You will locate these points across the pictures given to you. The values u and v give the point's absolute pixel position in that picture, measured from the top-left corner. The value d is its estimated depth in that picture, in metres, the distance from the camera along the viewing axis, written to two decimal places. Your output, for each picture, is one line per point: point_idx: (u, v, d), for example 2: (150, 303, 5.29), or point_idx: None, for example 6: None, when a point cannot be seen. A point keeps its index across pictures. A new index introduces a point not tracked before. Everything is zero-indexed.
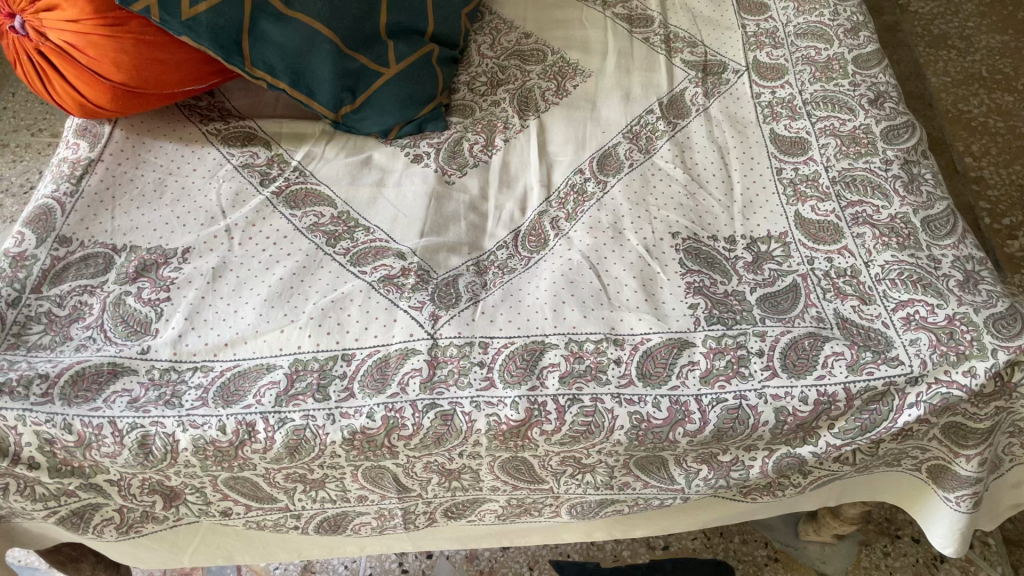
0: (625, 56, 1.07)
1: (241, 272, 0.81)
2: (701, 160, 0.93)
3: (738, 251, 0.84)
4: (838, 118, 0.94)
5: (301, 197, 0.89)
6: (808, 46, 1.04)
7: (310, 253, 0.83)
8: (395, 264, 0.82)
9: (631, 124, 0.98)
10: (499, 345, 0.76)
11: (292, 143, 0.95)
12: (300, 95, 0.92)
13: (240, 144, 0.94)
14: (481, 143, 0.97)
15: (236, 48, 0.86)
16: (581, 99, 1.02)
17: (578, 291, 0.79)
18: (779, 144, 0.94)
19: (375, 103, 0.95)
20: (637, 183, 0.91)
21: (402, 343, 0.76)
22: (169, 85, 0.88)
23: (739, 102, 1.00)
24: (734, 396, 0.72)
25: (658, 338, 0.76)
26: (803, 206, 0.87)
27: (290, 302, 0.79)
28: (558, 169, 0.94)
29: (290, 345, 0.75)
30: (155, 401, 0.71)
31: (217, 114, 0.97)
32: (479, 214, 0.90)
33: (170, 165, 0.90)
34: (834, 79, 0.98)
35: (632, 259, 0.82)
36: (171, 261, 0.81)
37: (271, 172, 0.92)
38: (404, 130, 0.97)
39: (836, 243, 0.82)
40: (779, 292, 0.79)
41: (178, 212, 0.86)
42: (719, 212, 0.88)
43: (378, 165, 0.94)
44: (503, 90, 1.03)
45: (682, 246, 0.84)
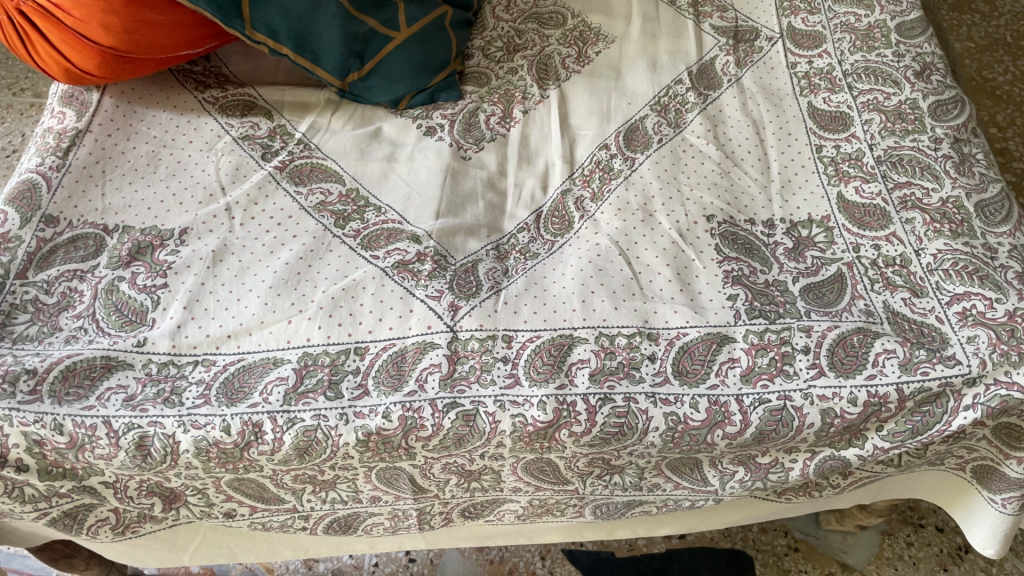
0: (650, 20, 1.00)
1: (243, 256, 0.75)
2: (734, 136, 0.87)
3: (777, 237, 0.78)
4: (882, 91, 0.87)
5: (307, 173, 0.83)
6: (847, 13, 0.97)
7: (318, 235, 0.78)
8: (410, 248, 0.76)
9: (659, 95, 0.92)
10: (524, 339, 0.70)
11: (295, 112, 0.88)
12: (304, 60, 0.85)
13: (239, 113, 0.87)
14: (499, 115, 0.90)
15: (236, 9, 0.79)
16: (605, 67, 0.95)
17: (608, 280, 0.74)
18: (819, 119, 0.88)
19: (385, 69, 0.88)
20: (667, 161, 0.85)
21: (419, 336, 0.70)
22: (162, 50, 0.81)
23: (774, 72, 0.94)
24: (778, 396, 0.67)
25: (696, 332, 0.70)
26: (846, 188, 0.81)
27: (297, 289, 0.73)
28: (581, 144, 0.88)
29: (299, 337, 0.70)
30: (154, 399, 0.66)
31: (214, 81, 0.90)
32: (498, 192, 0.84)
33: (165, 136, 0.84)
34: (875, 49, 0.92)
35: (665, 245, 0.77)
36: (167, 243, 0.75)
37: (273, 145, 0.85)
38: (415, 99, 0.91)
39: (883, 228, 0.77)
40: (823, 282, 0.74)
41: (174, 189, 0.79)
42: (756, 193, 0.82)
43: (388, 138, 0.88)
44: (520, 56, 0.96)
45: (718, 231, 0.78)
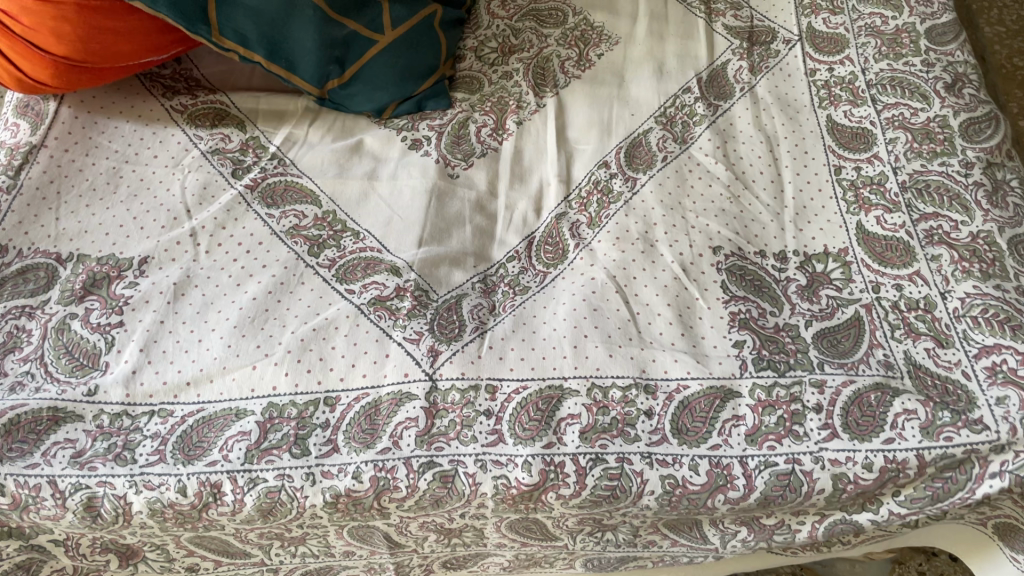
0: (658, 19, 0.92)
1: (207, 290, 0.69)
2: (745, 154, 0.80)
3: (789, 272, 0.72)
4: (909, 106, 0.80)
5: (280, 193, 0.76)
6: (872, 14, 0.89)
7: (290, 264, 0.71)
8: (388, 281, 0.70)
9: (665, 106, 0.84)
10: (509, 389, 0.64)
11: (271, 123, 0.82)
12: (278, 68, 0.79)
13: (209, 124, 0.80)
14: (490, 126, 0.83)
15: (202, 15, 0.73)
16: (607, 72, 0.88)
17: (603, 322, 0.67)
18: (838, 136, 0.80)
19: (368, 76, 0.81)
20: (671, 182, 0.78)
21: (395, 385, 0.64)
22: (122, 57, 0.74)
23: (791, 80, 0.86)
24: (786, 459, 0.61)
25: (698, 386, 0.64)
26: (866, 217, 0.74)
27: (264, 329, 0.67)
28: (579, 161, 0.81)
29: (264, 385, 0.64)
30: (104, 455, 0.60)
31: (184, 86, 0.83)
32: (487, 215, 0.77)
33: (128, 150, 0.77)
34: (903, 56, 0.84)
35: (666, 281, 0.70)
36: (125, 275, 0.69)
37: (245, 160, 0.78)
38: (401, 108, 0.84)
39: (906, 266, 0.70)
40: (838, 327, 0.67)
41: (135, 211, 0.73)
42: (768, 221, 0.75)
43: (370, 151, 0.81)
44: (515, 58, 0.89)
45: (725, 265, 0.71)
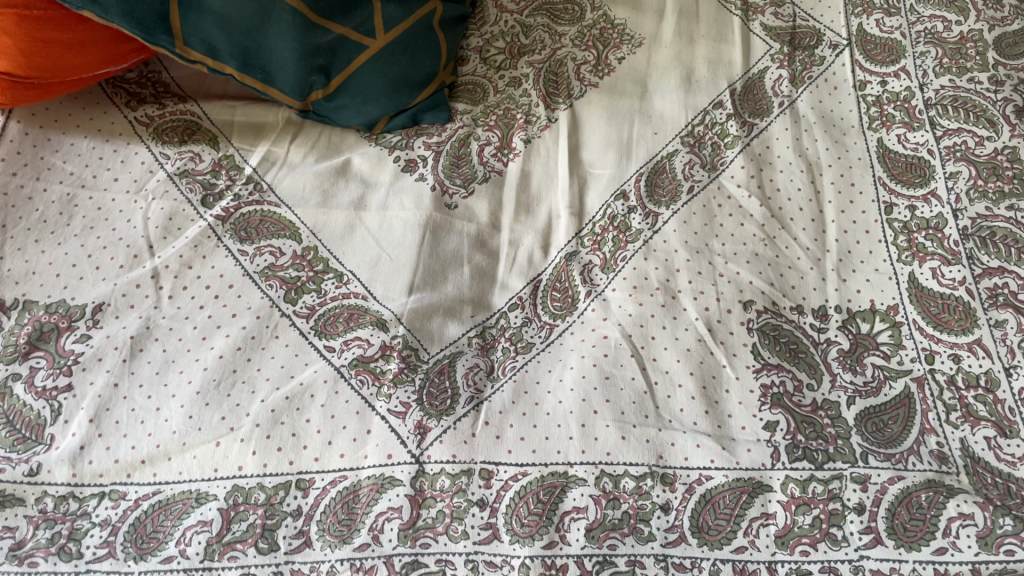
0: (688, 17, 0.82)
1: (168, 345, 0.61)
2: (782, 185, 0.70)
3: (830, 333, 0.63)
4: (973, 133, 0.70)
5: (255, 225, 0.68)
6: (933, 17, 0.78)
7: (262, 313, 0.63)
8: (373, 338, 0.62)
9: (692, 123, 0.75)
10: (506, 476, 0.56)
11: (247, 138, 0.73)
12: (253, 80, 0.69)
13: (178, 139, 0.71)
14: (494, 144, 0.74)
15: (163, 24, 0.63)
16: (629, 80, 0.78)
17: (615, 394, 0.59)
18: (890, 166, 0.71)
19: (356, 87, 0.71)
20: (697, 219, 0.69)
21: (377, 468, 0.56)
22: (73, 71, 0.65)
23: (837, 94, 0.76)
24: (821, 568, 0.52)
25: (721, 478, 0.56)
26: (921, 267, 0.65)
27: (231, 396, 0.59)
28: (593, 188, 0.72)
29: (228, 465, 0.56)
30: (46, 548, 0.53)
31: (150, 92, 0.74)
32: (488, 253, 0.69)
33: (85, 172, 0.69)
34: (967, 71, 0.74)
35: (689, 344, 0.62)
36: (77, 326, 0.61)
37: (217, 183, 0.70)
38: (394, 121, 0.74)
39: (966, 333, 0.61)
40: (885, 407, 0.59)
41: (90, 247, 0.65)
42: (807, 269, 0.66)
43: (358, 174, 0.72)
44: (525, 61, 0.79)
45: (756, 324, 0.63)
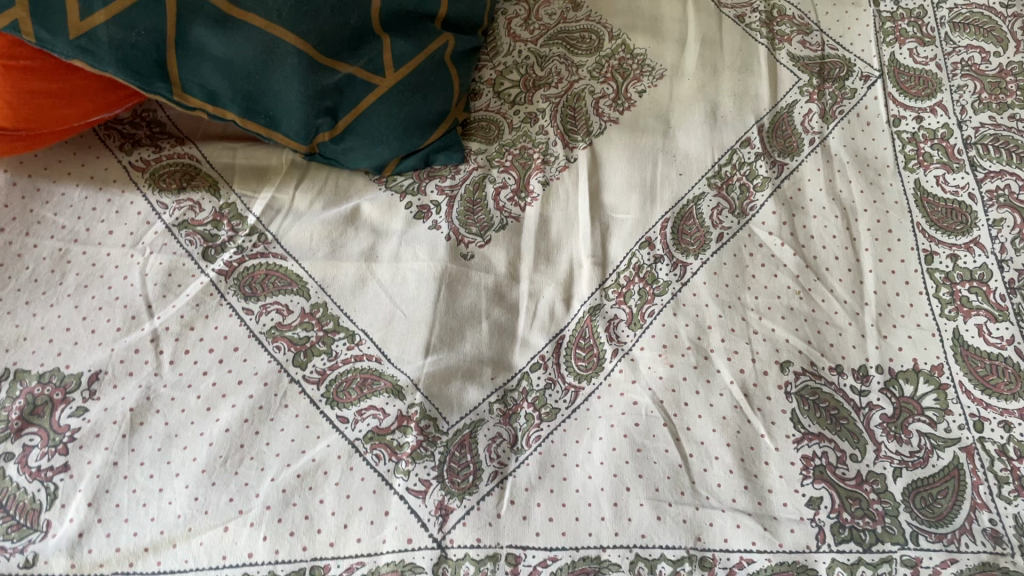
0: (712, 45, 0.77)
1: (170, 417, 0.57)
2: (816, 232, 0.67)
3: (872, 396, 0.59)
4: (1017, 176, 0.67)
5: (260, 280, 0.64)
6: (970, 46, 0.75)
7: (270, 379, 0.59)
8: (388, 407, 0.59)
9: (719, 163, 0.71)
10: (535, 561, 0.52)
11: (249, 183, 0.69)
12: (257, 125, 0.65)
13: (175, 187, 0.67)
14: (511, 187, 0.70)
15: (160, 71, 0.59)
16: (651, 115, 0.74)
17: (648, 469, 0.56)
18: (929, 211, 0.67)
19: (365, 129, 0.67)
20: (728, 270, 0.65)
21: (396, 554, 0.52)
22: (63, 119, 0.61)
23: (870, 129, 0.72)
24: None
25: (764, 562, 0.52)
26: (966, 324, 0.62)
27: (238, 475, 0.55)
28: (617, 235, 0.68)
29: (237, 552, 0.52)
30: None
31: (145, 133, 0.70)
32: (507, 307, 0.65)
33: (77, 225, 0.65)
34: (1008, 108, 0.70)
35: (724, 411, 0.58)
36: (72, 397, 0.57)
37: (218, 235, 0.66)
38: (404, 164, 0.70)
39: (1016, 398, 0.58)
40: (933, 480, 0.56)
41: (84, 308, 0.61)
42: (846, 324, 0.62)
43: (368, 222, 0.68)
44: (541, 95, 0.75)
45: (794, 388, 0.59)
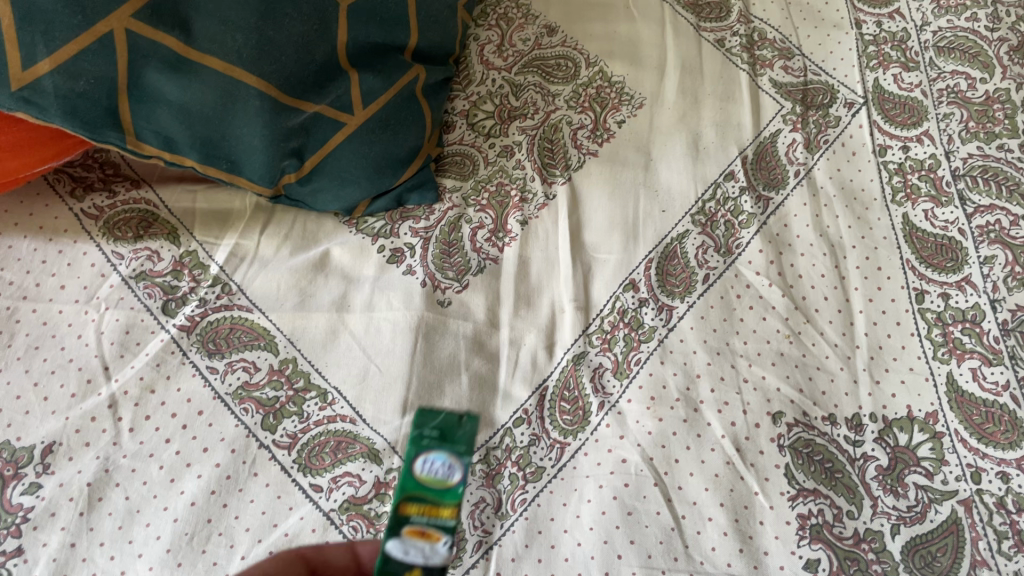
0: (691, 72, 0.75)
1: (131, 491, 0.53)
2: (804, 270, 0.65)
3: (867, 446, 0.57)
4: (1007, 211, 0.65)
5: (225, 335, 0.60)
6: (955, 72, 0.73)
7: (238, 445, 0.56)
8: (365, 473, 0.56)
9: (703, 198, 0.68)
10: None
11: (211, 229, 0.65)
12: (217, 171, 0.61)
13: (131, 235, 0.63)
14: (488, 227, 0.67)
15: (112, 119, 0.55)
16: (631, 147, 0.71)
17: (640, 534, 0.53)
18: (919, 247, 0.65)
19: (333, 170, 0.64)
20: (715, 314, 0.63)
21: None
22: (8, 171, 0.57)
23: (856, 161, 0.70)
24: None
25: None
26: (959, 367, 0.60)
27: (206, 553, 0.51)
28: (599, 276, 0.65)
29: None
30: None
31: (98, 176, 0.66)
32: (487, 356, 0.61)
33: (27, 280, 0.61)
34: (996, 137, 0.69)
35: (717, 468, 0.56)
36: (24, 473, 0.53)
37: (179, 286, 0.62)
38: (375, 204, 0.67)
39: (1014, 447, 0.57)
40: (932, 536, 0.54)
41: (36, 373, 0.57)
42: (838, 370, 0.60)
43: (339, 268, 0.65)
44: (517, 127, 0.72)
45: (787, 440, 0.57)
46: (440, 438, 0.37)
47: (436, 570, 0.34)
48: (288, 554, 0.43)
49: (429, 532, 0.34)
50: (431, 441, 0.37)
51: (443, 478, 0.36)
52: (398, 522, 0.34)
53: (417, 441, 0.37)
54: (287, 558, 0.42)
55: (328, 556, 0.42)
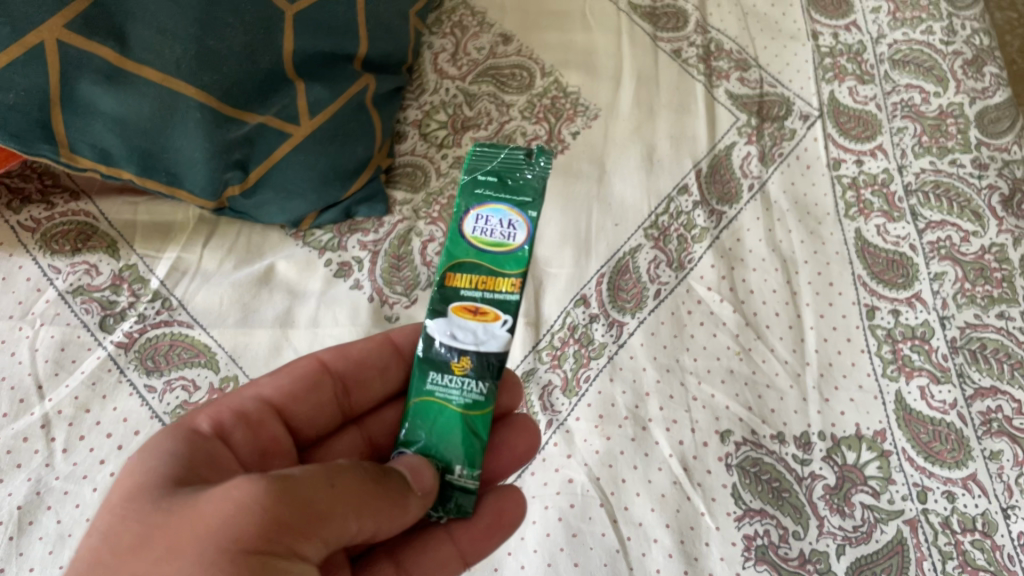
0: (647, 83, 0.74)
1: (63, 515, 0.52)
2: (756, 286, 0.64)
3: (814, 465, 0.57)
4: (958, 227, 0.65)
5: (163, 352, 0.59)
6: (909, 86, 0.73)
7: None
8: None
9: (656, 212, 0.68)
10: None
11: (152, 241, 0.63)
12: (156, 183, 0.60)
13: (69, 248, 0.62)
14: (439, 240, 0.66)
15: (44, 132, 0.53)
16: (585, 158, 0.70)
17: (584, 556, 0.53)
18: (871, 263, 0.65)
19: (278, 182, 0.62)
20: (666, 330, 0.62)
21: None
22: None
23: (809, 174, 0.70)
24: None
25: None
26: (908, 385, 0.60)
27: None
28: (550, 291, 0.64)
29: None
30: None
31: (37, 186, 0.64)
32: None
33: None
34: (949, 152, 0.69)
35: (663, 488, 0.55)
36: None
37: (118, 302, 0.60)
38: (323, 217, 0.66)
39: (960, 466, 0.57)
40: (877, 557, 0.54)
41: None
42: (787, 387, 0.60)
43: (284, 282, 0.64)
44: (470, 138, 0.71)
45: (735, 459, 0.57)
46: (498, 186, 0.46)
47: (488, 340, 0.44)
48: (311, 359, 0.49)
49: (483, 304, 0.44)
50: (486, 199, 0.46)
51: (498, 232, 0.45)
52: (453, 301, 0.44)
53: (473, 190, 0.46)
54: (312, 373, 0.48)
55: (349, 353, 0.50)
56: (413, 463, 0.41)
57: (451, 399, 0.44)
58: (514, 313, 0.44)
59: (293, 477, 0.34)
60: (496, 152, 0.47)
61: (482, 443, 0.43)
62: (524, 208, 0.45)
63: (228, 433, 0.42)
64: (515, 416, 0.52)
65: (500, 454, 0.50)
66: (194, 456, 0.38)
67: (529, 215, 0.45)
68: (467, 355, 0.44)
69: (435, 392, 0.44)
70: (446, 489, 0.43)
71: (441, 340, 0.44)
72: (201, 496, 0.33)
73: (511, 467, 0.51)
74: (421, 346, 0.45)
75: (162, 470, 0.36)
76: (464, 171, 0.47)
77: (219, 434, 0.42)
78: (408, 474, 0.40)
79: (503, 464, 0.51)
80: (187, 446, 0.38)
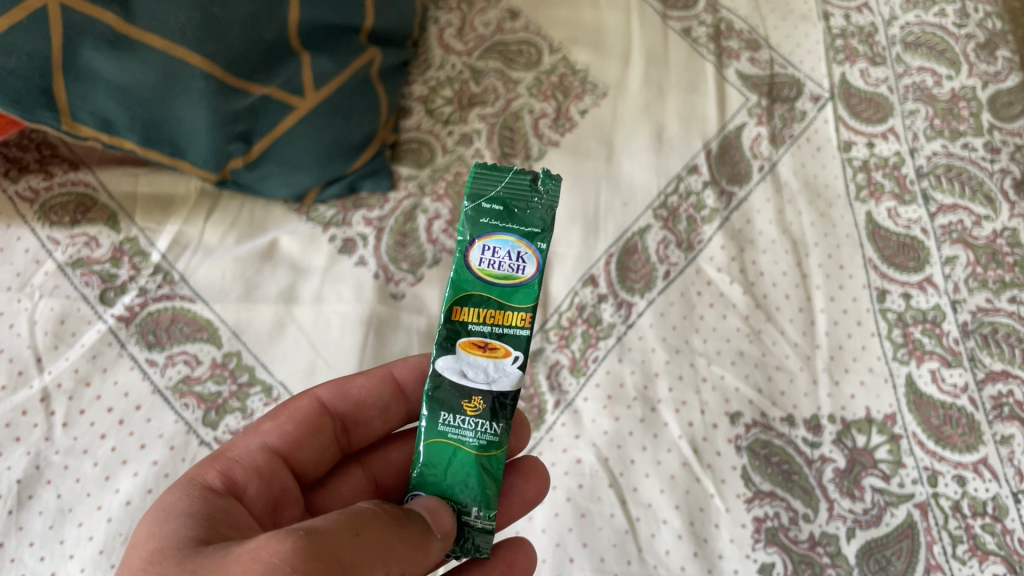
0: (656, 63, 0.73)
1: (63, 489, 0.51)
2: (766, 268, 0.64)
3: (825, 449, 0.56)
4: (970, 211, 0.64)
5: (165, 326, 0.58)
6: (921, 68, 0.72)
7: (177, 442, 0.54)
8: None
9: (665, 192, 0.67)
10: None
11: (153, 215, 0.62)
12: (158, 153, 0.58)
13: (68, 220, 0.60)
14: (445, 218, 0.65)
15: (46, 99, 0.51)
16: (593, 137, 0.69)
17: (593, 536, 0.53)
18: (881, 246, 0.64)
19: (282, 156, 0.61)
20: (675, 311, 0.61)
21: None
22: None
23: (820, 156, 0.69)
24: None
25: None
26: (919, 368, 0.59)
27: None
28: (558, 271, 0.63)
29: None
30: None
31: (35, 156, 0.62)
32: None
33: None
34: (961, 135, 0.68)
35: (672, 469, 0.55)
36: None
37: (119, 274, 0.59)
38: (327, 192, 0.65)
39: (971, 450, 0.56)
40: (887, 540, 0.53)
41: None
42: (796, 369, 0.59)
43: (287, 257, 0.62)
44: (476, 114, 0.70)
45: (745, 440, 0.56)
46: (504, 215, 0.40)
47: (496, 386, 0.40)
48: (310, 402, 0.46)
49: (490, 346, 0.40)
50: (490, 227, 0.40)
51: (506, 265, 0.40)
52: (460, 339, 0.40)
53: (476, 219, 0.40)
54: (314, 419, 0.46)
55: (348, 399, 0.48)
56: (429, 503, 0.38)
57: (464, 441, 0.40)
58: (525, 349, 0.40)
59: (318, 530, 0.31)
60: (500, 173, 0.41)
61: (497, 486, 0.40)
62: (534, 238, 0.40)
63: (237, 486, 0.40)
64: (528, 461, 0.49)
65: (510, 502, 0.48)
66: (214, 515, 0.35)
67: (539, 248, 0.40)
68: (478, 397, 0.40)
69: (447, 432, 0.40)
70: (461, 530, 0.39)
71: (450, 379, 0.40)
72: (225, 557, 0.31)
73: (519, 513, 0.48)
74: (429, 383, 0.40)
75: (182, 532, 0.33)
76: (466, 196, 0.40)
77: (229, 489, 0.39)
78: (429, 515, 0.37)
79: (510, 511, 0.48)
80: (203, 502, 0.36)
